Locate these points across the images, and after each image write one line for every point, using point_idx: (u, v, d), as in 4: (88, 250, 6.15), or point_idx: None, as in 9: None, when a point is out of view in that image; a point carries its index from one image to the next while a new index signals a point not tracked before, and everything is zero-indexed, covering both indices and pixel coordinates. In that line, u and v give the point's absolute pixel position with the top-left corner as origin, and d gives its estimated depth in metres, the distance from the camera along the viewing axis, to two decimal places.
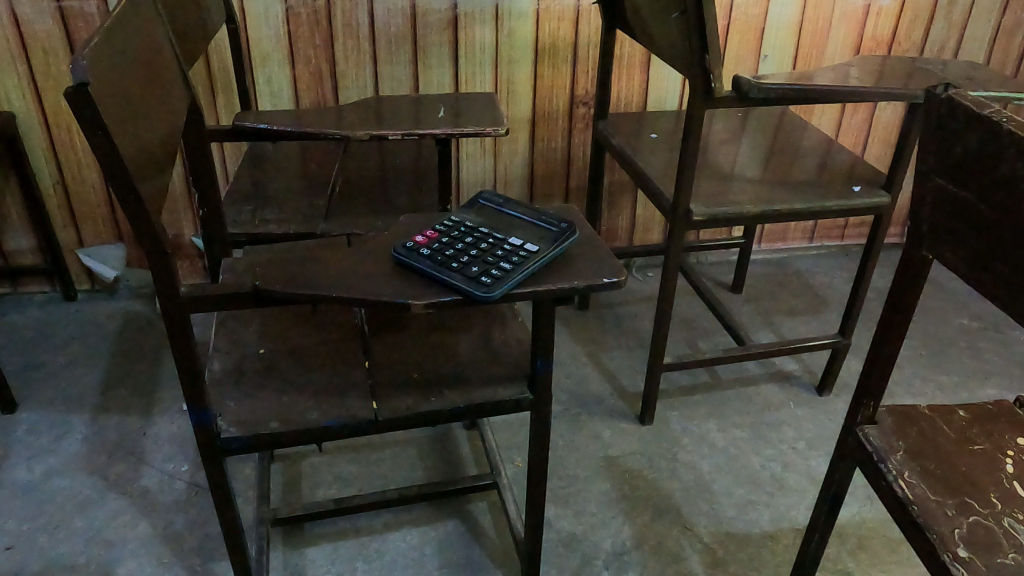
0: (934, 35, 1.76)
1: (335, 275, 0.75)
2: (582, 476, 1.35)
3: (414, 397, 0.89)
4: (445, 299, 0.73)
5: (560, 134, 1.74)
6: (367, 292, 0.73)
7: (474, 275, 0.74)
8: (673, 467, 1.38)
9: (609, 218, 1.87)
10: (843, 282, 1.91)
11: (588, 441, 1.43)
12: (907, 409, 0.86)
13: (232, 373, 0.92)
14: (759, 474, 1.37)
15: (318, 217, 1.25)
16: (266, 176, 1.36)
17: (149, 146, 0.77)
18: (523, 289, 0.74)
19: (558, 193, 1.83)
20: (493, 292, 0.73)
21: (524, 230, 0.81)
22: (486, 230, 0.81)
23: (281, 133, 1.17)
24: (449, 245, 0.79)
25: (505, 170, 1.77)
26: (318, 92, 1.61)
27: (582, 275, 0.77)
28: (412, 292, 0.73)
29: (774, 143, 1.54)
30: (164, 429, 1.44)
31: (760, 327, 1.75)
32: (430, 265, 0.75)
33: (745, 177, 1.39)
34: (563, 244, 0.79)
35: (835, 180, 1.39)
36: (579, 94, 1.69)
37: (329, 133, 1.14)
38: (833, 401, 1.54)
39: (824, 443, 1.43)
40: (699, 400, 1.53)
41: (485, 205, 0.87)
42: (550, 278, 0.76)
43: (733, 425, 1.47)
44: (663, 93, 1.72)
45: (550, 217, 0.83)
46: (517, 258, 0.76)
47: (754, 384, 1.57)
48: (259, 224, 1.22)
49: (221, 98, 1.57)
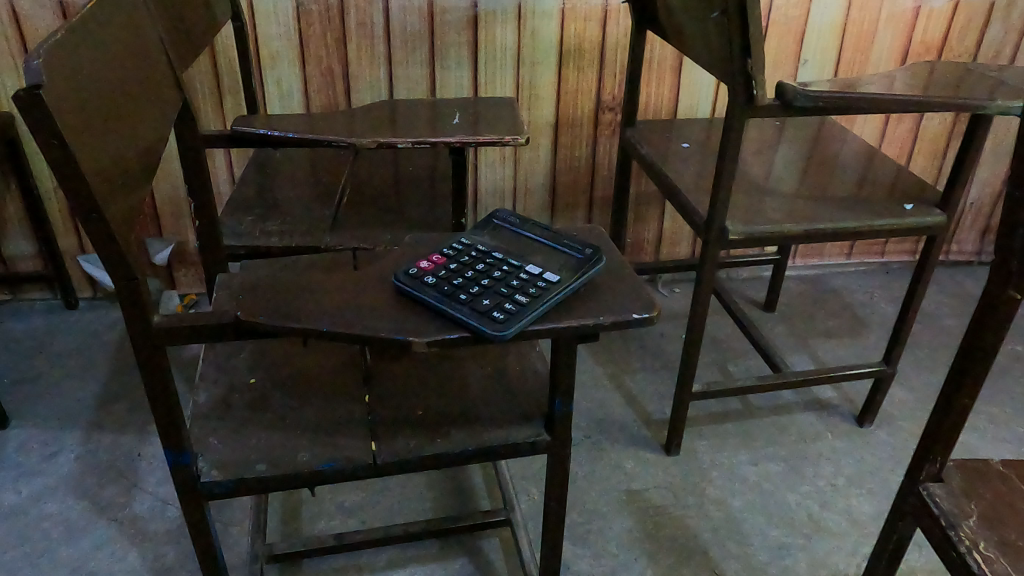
0: (989, 38, 1.64)
1: (327, 303, 0.66)
2: (602, 512, 1.25)
3: (417, 439, 0.80)
4: (452, 337, 0.63)
5: (585, 142, 1.65)
6: (361, 327, 0.64)
7: (485, 310, 0.65)
8: (701, 504, 1.27)
9: (635, 230, 1.77)
10: (883, 302, 1.80)
11: (610, 472, 1.33)
12: (978, 466, 0.75)
13: (220, 406, 0.83)
14: (795, 513, 1.26)
15: (323, 229, 1.16)
16: (270, 183, 1.28)
17: (121, 159, 0.69)
18: (541, 325, 0.65)
19: (581, 204, 1.73)
20: (505, 330, 0.63)
21: (542, 256, 0.71)
22: (500, 255, 0.71)
23: (273, 140, 1.07)
24: (458, 273, 0.69)
25: (526, 178, 1.67)
26: (330, 96, 1.53)
27: (609, 310, 0.67)
28: (415, 328, 0.64)
29: (815, 154, 1.43)
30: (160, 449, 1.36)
31: (796, 350, 1.64)
32: (436, 297, 0.66)
33: (783, 191, 1.29)
34: (586, 274, 0.69)
35: (884, 195, 1.28)
36: (605, 99, 1.59)
37: (334, 140, 1.05)
38: (875, 433, 1.42)
39: (864, 481, 1.32)
40: (730, 429, 1.42)
41: (499, 225, 0.77)
42: (572, 313, 0.66)
43: (766, 458, 1.36)
44: (695, 99, 1.62)
45: (573, 241, 0.73)
46: (535, 289, 0.67)
47: (790, 412, 1.47)
48: (260, 236, 1.14)
49: (228, 99, 1.49)
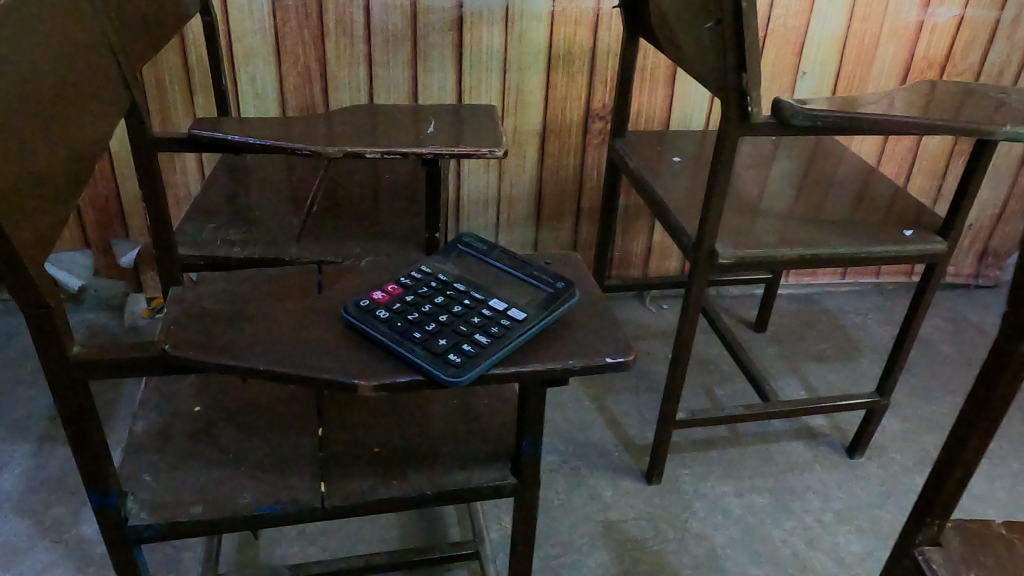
0: (994, 56, 1.58)
1: (267, 337, 0.60)
2: (578, 545, 1.19)
3: (371, 479, 0.73)
4: (403, 379, 0.57)
5: (573, 151, 1.58)
6: (302, 366, 0.57)
7: (440, 351, 0.58)
8: (682, 538, 1.21)
9: (623, 243, 1.70)
10: (878, 324, 1.74)
11: (587, 501, 1.26)
12: (980, 529, 0.68)
13: (158, 438, 0.76)
14: (779, 551, 1.20)
15: (289, 238, 1.09)
16: (236, 186, 1.21)
17: (33, 168, 0.61)
18: (503, 368, 0.58)
19: (568, 215, 1.67)
20: (461, 375, 0.56)
21: (509, 289, 0.65)
22: (463, 286, 0.65)
23: (224, 143, 0.97)
24: (414, 307, 0.62)
25: (510, 187, 1.61)
26: (307, 96, 1.45)
27: (580, 352, 0.60)
28: (363, 369, 0.57)
29: (810, 172, 1.36)
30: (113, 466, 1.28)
31: (786, 374, 1.58)
32: (387, 334, 0.59)
33: (776, 212, 1.22)
34: (556, 310, 0.63)
35: (883, 220, 1.21)
36: (595, 107, 1.53)
37: (298, 148, 0.94)
38: (866, 466, 1.36)
39: (853, 517, 1.26)
40: (715, 457, 1.36)
41: (464, 251, 0.70)
42: (539, 355, 0.60)
43: (752, 490, 1.30)
44: (689, 109, 1.56)
45: (543, 272, 0.66)
46: (498, 327, 0.60)
47: (777, 440, 1.40)
48: (221, 245, 1.07)
49: (199, 96, 1.40)
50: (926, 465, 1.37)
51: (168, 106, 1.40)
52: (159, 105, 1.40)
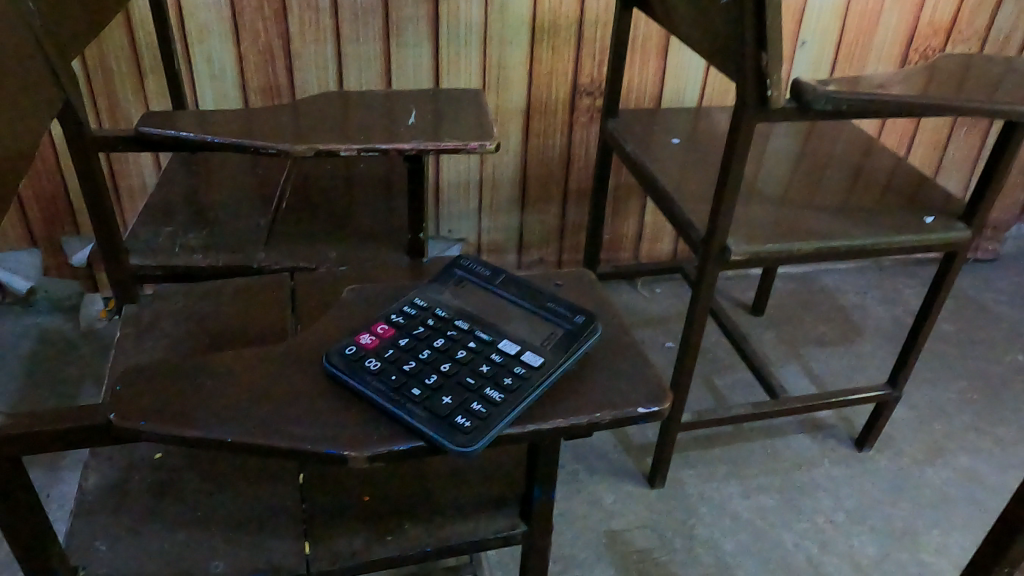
0: (1001, 20, 1.49)
1: (234, 397, 0.50)
2: (581, 558, 1.12)
3: (362, 536, 0.64)
4: (401, 448, 0.48)
5: (559, 130, 1.47)
6: (281, 435, 0.47)
7: (446, 411, 0.49)
8: (690, 548, 1.14)
9: (613, 225, 1.61)
10: (877, 303, 1.67)
11: (588, 510, 1.19)
12: None
13: (113, 493, 0.66)
14: (792, 557, 1.14)
15: (256, 241, 0.98)
16: (195, 181, 1.09)
17: None
18: (520, 428, 0.49)
19: (554, 198, 1.57)
20: (474, 441, 0.47)
21: (520, 325, 0.55)
22: (466, 324, 0.55)
23: (175, 140, 0.85)
24: (411, 353, 0.53)
25: (493, 170, 1.50)
26: (269, 76, 1.33)
27: (608, 402, 0.51)
28: (352, 436, 0.48)
29: (816, 150, 1.28)
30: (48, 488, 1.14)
31: (787, 361, 1.51)
32: (380, 390, 0.50)
33: (786, 198, 1.13)
34: (577, 351, 0.54)
35: (898, 204, 1.13)
36: (582, 82, 1.42)
37: (262, 146, 0.82)
38: (875, 459, 1.30)
39: (867, 516, 1.20)
40: (719, 455, 1.29)
41: (464, 278, 0.60)
42: (561, 409, 0.50)
43: (760, 490, 1.24)
44: (682, 83, 1.45)
45: (559, 304, 0.57)
46: (512, 377, 0.51)
47: (783, 435, 1.34)
48: (180, 252, 0.95)
49: (151, 81, 1.27)
50: (937, 455, 1.31)
51: (115, 91, 1.27)
52: (105, 92, 1.26)
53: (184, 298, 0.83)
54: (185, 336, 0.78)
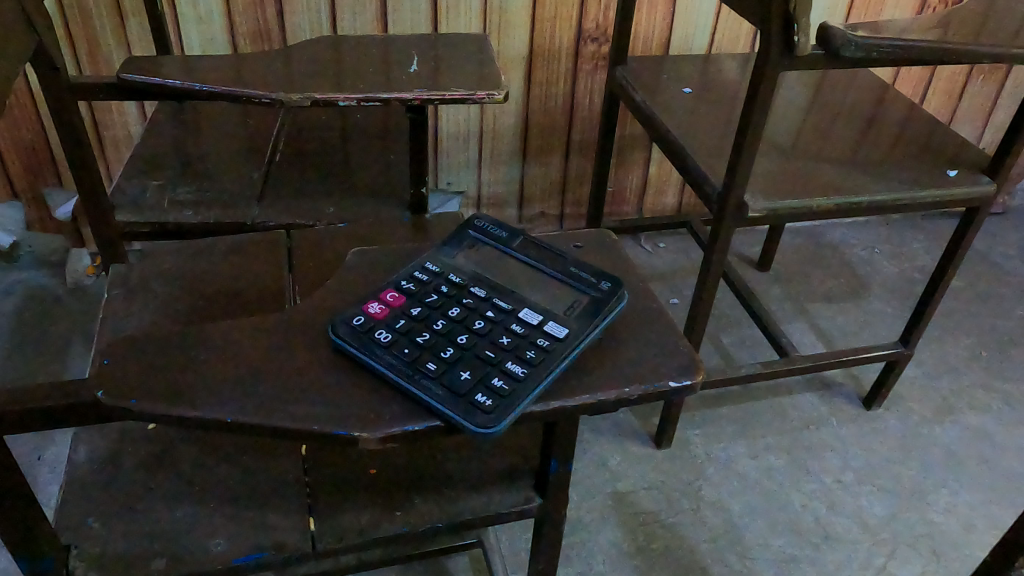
0: None
1: (235, 372, 0.46)
2: (587, 520, 1.10)
3: (370, 512, 0.61)
4: (417, 428, 0.44)
5: (563, 78, 1.41)
6: (286, 414, 0.43)
7: (465, 387, 0.45)
8: (697, 509, 1.13)
9: (617, 177, 1.56)
10: (885, 258, 1.64)
11: (594, 471, 1.17)
12: None
13: (106, 467, 0.62)
14: (801, 518, 1.12)
15: (249, 196, 0.92)
16: (182, 132, 1.03)
17: None
18: (545, 405, 0.46)
19: (556, 149, 1.51)
20: (496, 421, 0.44)
21: (541, 293, 0.52)
22: (483, 291, 0.51)
23: (160, 88, 0.79)
24: (424, 324, 0.49)
25: (494, 120, 1.44)
26: (258, 19, 1.25)
27: (639, 373, 0.48)
28: (363, 416, 0.44)
29: (832, 99, 1.22)
30: (37, 449, 1.11)
31: (794, 317, 1.48)
32: (392, 365, 0.46)
33: (803, 150, 1.08)
34: (603, 320, 0.50)
35: (919, 157, 1.08)
36: (587, 27, 1.35)
37: (255, 95, 0.77)
38: (883, 418, 1.28)
39: (875, 476, 1.19)
40: (726, 414, 1.27)
41: (477, 240, 0.56)
42: (588, 384, 0.47)
43: (767, 450, 1.22)
44: (691, 27, 1.39)
45: (582, 269, 0.53)
46: (535, 350, 0.47)
47: (790, 393, 1.31)
48: (168, 208, 0.90)
49: (133, 23, 1.19)
50: (946, 414, 1.29)
51: (95, 35, 1.19)
52: (84, 34, 1.19)
53: (175, 258, 0.78)
54: (176, 298, 0.73)
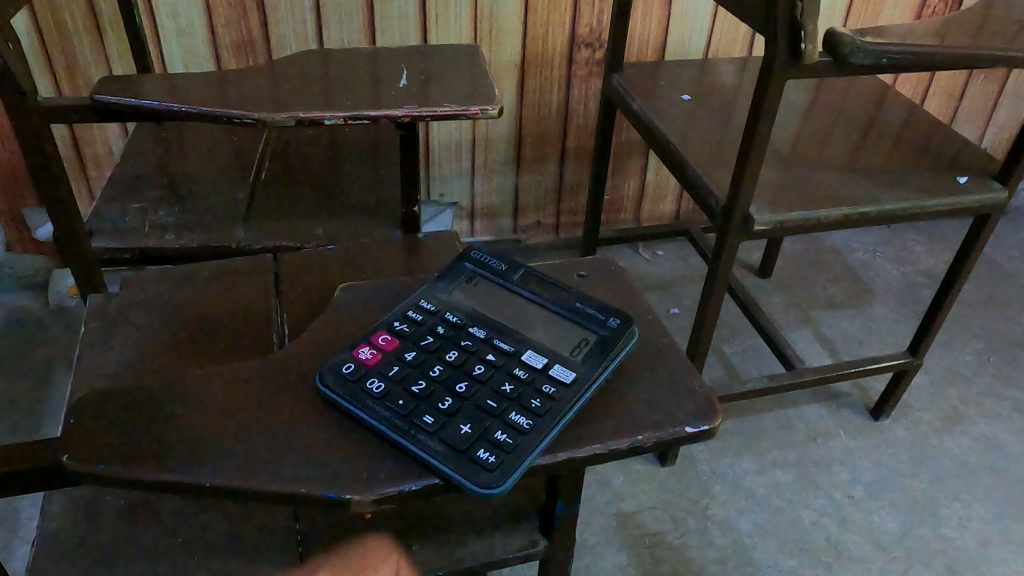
0: None
1: (216, 430, 0.42)
2: (592, 544, 1.06)
3: None
4: (414, 488, 0.40)
5: (557, 84, 1.37)
6: (272, 476, 0.40)
7: (465, 442, 0.41)
8: (704, 529, 1.09)
9: (613, 184, 1.52)
10: (888, 262, 1.61)
11: (598, 491, 1.13)
12: None
13: (84, 518, 0.58)
14: (812, 536, 1.09)
15: (233, 217, 0.89)
16: (164, 151, 0.99)
17: None
18: (552, 457, 0.42)
19: (551, 157, 1.48)
20: (500, 479, 0.40)
21: (544, 332, 0.48)
22: (482, 332, 0.48)
23: (135, 110, 0.75)
24: (420, 371, 0.46)
25: (487, 129, 1.40)
26: (242, 31, 1.21)
27: (653, 417, 0.44)
28: (354, 476, 0.40)
29: (834, 103, 1.19)
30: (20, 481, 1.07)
31: (797, 325, 1.45)
32: (385, 418, 0.43)
33: (807, 157, 1.05)
34: (612, 360, 0.46)
35: (927, 163, 1.05)
36: (581, 32, 1.32)
37: (236, 115, 0.73)
38: (892, 429, 1.25)
39: (886, 490, 1.16)
40: (731, 428, 1.23)
41: (475, 274, 0.52)
42: (600, 433, 0.43)
43: (775, 465, 1.18)
44: (687, 31, 1.35)
45: (588, 304, 0.50)
46: (539, 398, 0.44)
47: (796, 404, 1.28)
48: (148, 233, 0.86)
49: (111, 37, 1.15)
50: (956, 423, 1.26)
51: (72, 49, 1.15)
52: (61, 50, 1.15)
53: (156, 287, 0.74)
54: (158, 332, 0.69)
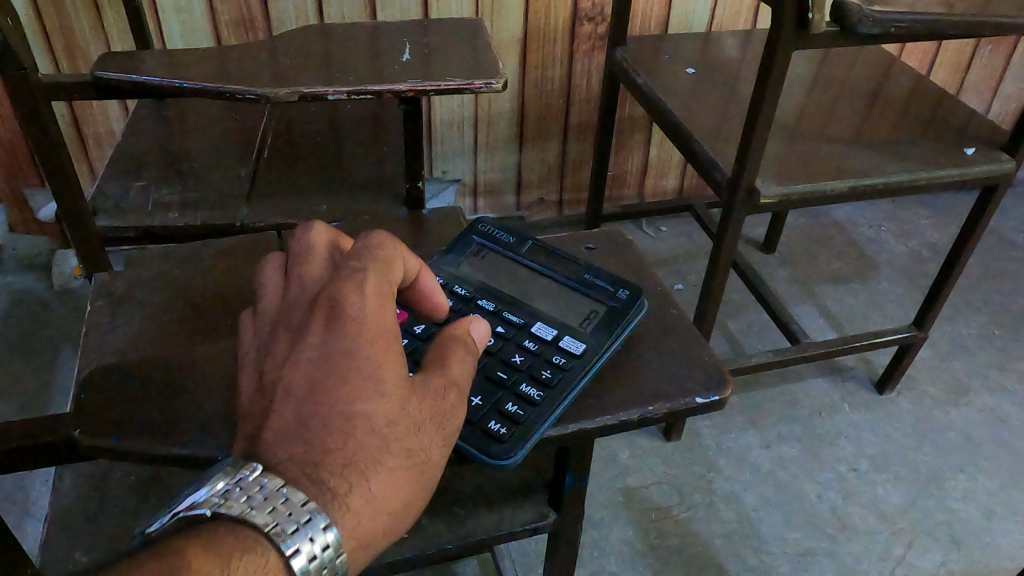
0: None
1: (227, 404, 0.42)
2: (598, 518, 1.07)
3: None
4: None
5: (560, 59, 1.36)
6: None
7: (477, 413, 0.42)
8: (709, 502, 1.10)
9: (617, 160, 1.51)
10: (892, 236, 1.60)
11: (604, 466, 1.14)
12: None
13: (95, 494, 0.59)
14: (816, 508, 1.10)
15: (237, 195, 0.88)
16: (166, 130, 0.98)
17: None
18: (563, 429, 0.42)
19: (554, 133, 1.47)
20: (511, 450, 0.40)
21: (553, 304, 0.48)
22: (491, 305, 0.48)
23: (135, 86, 0.74)
24: None
25: (489, 105, 1.39)
26: (241, 7, 1.20)
27: (664, 388, 0.44)
28: None
29: (840, 75, 1.18)
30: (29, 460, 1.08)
31: (801, 300, 1.44)
32: None
33: (812, 130, 1.04)
34: (622, 332, 0.46)
35: (934, 135, 1.04)
36: (583, 6, 1.30)
37: (238, 90, 0.72)
38: (897, 403, 1.25)
39: (891, 463, 1.16)
40: (737, 402, 1.23)
41: (483, 246, 0.52)
42: (610, 402, 0.43)
43: (780, 439, 1.19)
44: (691, 3, 1.34)
45: (597, 276, 0.50)
46: (550, 370, 0.44)
47: (801, 379, 1.28)
48: (152, 211, 0.86)
49: (110, 15, 1.14)
50: (961, 396, 1.26)
51: (71, 27, 1.14)
52: (59, 27, 1.14)
53: (161, 266, 0.74)
54: (164, 310, 0.69)
